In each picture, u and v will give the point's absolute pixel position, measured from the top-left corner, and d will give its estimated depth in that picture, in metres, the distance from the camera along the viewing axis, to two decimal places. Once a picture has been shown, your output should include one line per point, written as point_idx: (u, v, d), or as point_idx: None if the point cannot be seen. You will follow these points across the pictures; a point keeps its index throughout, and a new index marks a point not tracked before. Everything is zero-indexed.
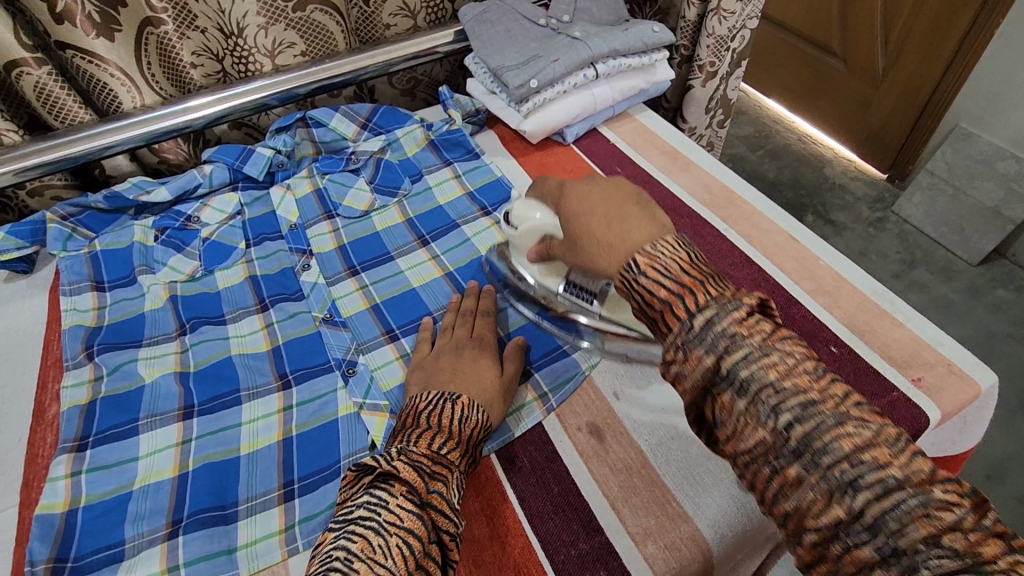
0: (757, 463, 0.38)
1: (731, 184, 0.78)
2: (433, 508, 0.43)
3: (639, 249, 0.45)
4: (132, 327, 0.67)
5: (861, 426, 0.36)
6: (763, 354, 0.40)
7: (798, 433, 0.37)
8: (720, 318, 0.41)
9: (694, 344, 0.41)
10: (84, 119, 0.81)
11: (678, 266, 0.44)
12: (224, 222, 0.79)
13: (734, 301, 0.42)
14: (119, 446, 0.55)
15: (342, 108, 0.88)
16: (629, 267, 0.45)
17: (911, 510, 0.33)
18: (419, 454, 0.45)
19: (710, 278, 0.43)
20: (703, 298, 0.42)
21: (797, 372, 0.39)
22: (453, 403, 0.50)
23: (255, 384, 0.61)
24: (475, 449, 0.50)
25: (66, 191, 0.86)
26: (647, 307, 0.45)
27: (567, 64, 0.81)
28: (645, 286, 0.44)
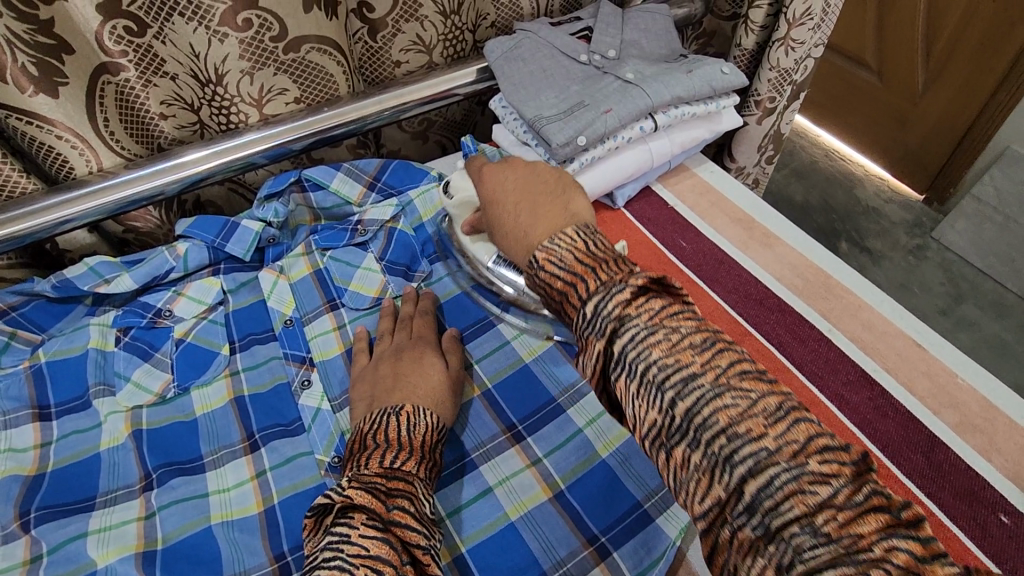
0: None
1: (825, 264, 0.64)
2: (398, 524, 0.40)
3: (539, 245, 0.43)
4: (83, 477, 0.52)
5: None
6: (793, 476, 0.30)
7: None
8: (688, 386, 0.34)
9: (679, 439, 0.34)
10: (28, 189, 0.66)
11: (572, 254, 0.41)
12: (202, 315, 0.64)
13: (619, 285, 0.37)
14: None
15: (345, 165, 0.73)
16: (531, 263, 0.43)
17: None
18: (371, 475, 0.42)
19: (604, 264, 0.40)
20: (593, 284, 0.38)
21: (834, 502, 0.29)
22: (398, 415, 0.47)
23: (244, 568, 0.47)
24: (433, 458, 0.48)
25: (10, 270, 0.71)
26: (548, 298, 0.42)
27: (621, 116, 0.66)
28: (546, 281, 0.41)
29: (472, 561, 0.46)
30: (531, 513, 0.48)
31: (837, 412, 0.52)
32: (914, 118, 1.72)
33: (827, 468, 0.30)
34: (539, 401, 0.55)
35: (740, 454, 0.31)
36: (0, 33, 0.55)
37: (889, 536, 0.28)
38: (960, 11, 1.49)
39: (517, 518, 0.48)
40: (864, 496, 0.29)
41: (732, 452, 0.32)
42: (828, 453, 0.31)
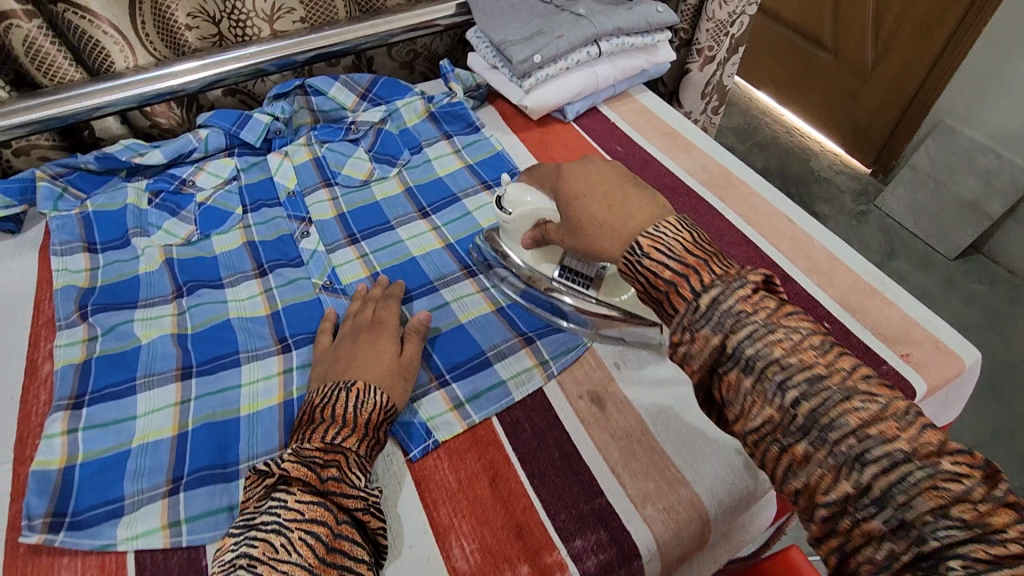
0: (764, 438, 0.39)
1: (729, 165, 0.79)
2: (334, 493, 0.44)
3: (643, 232, 0.46)
4: (126, 289, 0.66)
5: (866, 400, 0.37)
6: (770, 329, 0.39)
7: (870, 470, 0.35)
8: (725, 295, 0.41)
9: (704, 323, 0.41)
10: (74, 78, 0.79)
11: (681, 245, 0.44)
12: (220, 186, 0.78)
13: (738, 279, 0.41)
14: (117, 404, 0.55)
15: (341, 78, 0.87)
16: (632, 251, 0.46)
17: (919, 482, 0.33)
18: (312, 448, 0.46)
19: (715, 258, 0.43)
20: (707, 277, 0.42)
21: (884, 417, 0.36)
22: (348, 390, 0.50)
23: (255, 347, 0.60)
24: (380, 431, 0.51)
25: (53, 152, 0.84)
26: (650, 287, 0.45)
27: (571, 41, 0.81)
28: (649, 269, 0.44)
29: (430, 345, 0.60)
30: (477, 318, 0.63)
31: None
32: (864, 96, 1.89)
33: (794, 323, 0.40)
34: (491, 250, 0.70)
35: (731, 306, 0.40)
36: None
37: (934, 445, 0.35)
38: None
39: (467, 321, 0.63)
40: (907, 412, 0.36)
41: (733, 316, 0.40)
42: (845, 358, 0.39)
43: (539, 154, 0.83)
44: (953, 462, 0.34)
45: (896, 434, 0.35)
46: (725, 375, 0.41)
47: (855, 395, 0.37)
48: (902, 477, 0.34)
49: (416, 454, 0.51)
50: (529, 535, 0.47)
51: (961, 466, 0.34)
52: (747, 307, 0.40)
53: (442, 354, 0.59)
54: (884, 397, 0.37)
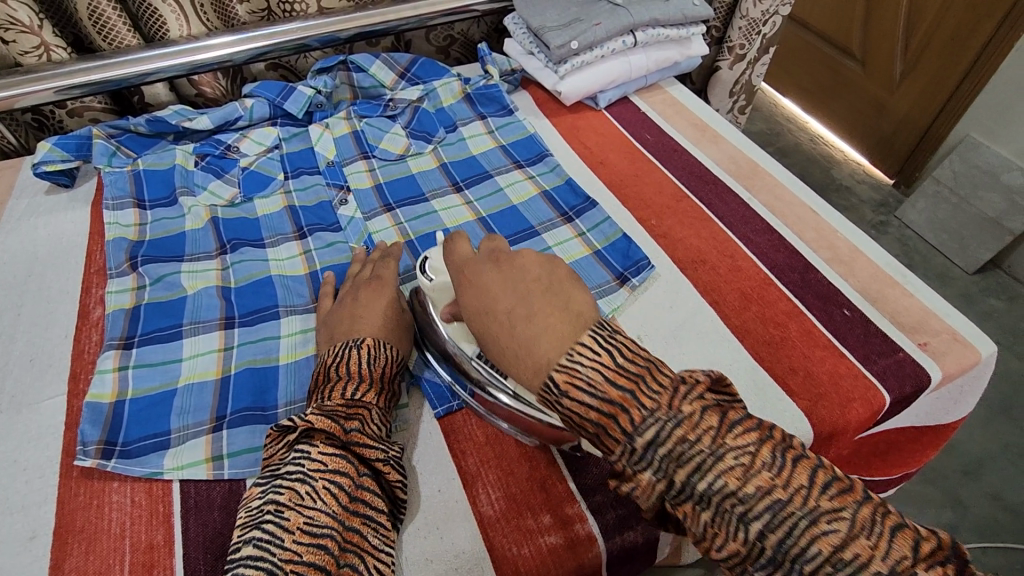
0: (736, 570, 0.36)
1: (756, 158, 0.81)
2: (356, 444, 0.45)
3: (556, 364, 0.40)
4: (173, 243, 0.69)
5: (738, 455, 0.36)
6: (718, 458, 0.36)
7: (773, 540, 0.34)
8: (664, 433, 0.37)
9: (645, 466, 0.37)
10: (131, 43, 0.82)
11: (602, 376, 0.38)
12: (262, 154, 0.81)
13: (674, 415, 0.37)
14: (164, 346, 0.58)
15: (382, 56, 0.90)
16: (546, 388, 0.40)
17: (803, 528, 0.34)
18: (333, 404, 0.47)
19: (641, 382, 0.38)
20: (640, 416, 0.37)
21: (757, 471, 0.35)
22: (359, 348, 0.52)
23: (293, 303, 0.63)
24: (392, 387, 0.53)
25: (104, 114, 0.88)
26: (576, 424, 0.40)
27: (608, 29, 0.83)
28: (572, 407, 0.39)
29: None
30: None
31: (743, 246, 0.69)
32: (891, 107, 1.88)
33: (742, 440, 0.36)
34: (522, 226, 0.72)
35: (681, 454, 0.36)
36: None
37: (805, 486, 0.35)
38: (938, 6, 1.64)
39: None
40: (774, 458, 0.36)
41: (670, 454, 0.36)
42: (738, 427, 0.37)
43: (570, 138, 0.85)
44: (829, 498, 0.34)
45: (773, 484, 0.35)
46: (679, 504, 0.37)
47: (820, 514, 0.34)
48: (788, 529, 0.34)
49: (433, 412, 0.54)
50: (550, 488, 0.49)
51: (836, 500, 0.34)
52: (688, 433, 0.37)
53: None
54: (752, 441, 0.37)
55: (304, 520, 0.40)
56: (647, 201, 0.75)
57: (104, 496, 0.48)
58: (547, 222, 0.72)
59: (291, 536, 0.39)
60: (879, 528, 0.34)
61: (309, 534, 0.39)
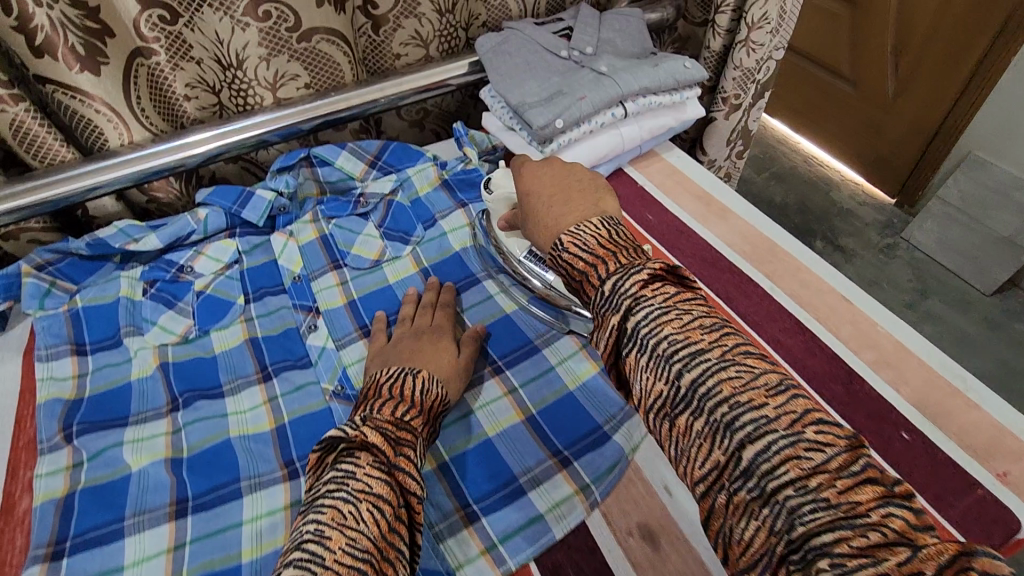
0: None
1: (772, 234, 0.73)
2: (400, 470, 0.42)
3: (565, 231, 0.49)
4: (115, 401, 0.60)
5: (813, 450, 0.34)
6: (789, 444, 0.34)
7: (807, 534, 0.31)
8: (623, 280, 0.42)
9: (612, 309, 0.42)
10: (66, 158, 0.74)
11: (595, 240, 0.47)
12: (220, 272, 0.72)
13: (637, 267, 0.43)
14: (100, 552, 0.49)
15: (349, 145, 0.81)
16: (555, 246, 0.49)
17: (848, 535, 0.31)
18: (383, 420, 0.46)
19: (623, 249, 0.46)
20: (613, 267, 0.44)
21: (752, 385, 0.37)
22: (412, 376, 0.52)
23: (258, 472, 0.54)
24: (434, 422, 0.51)
25: (45, 234, 0.79)
26: (568, 277, 0.48)
27: (594, 103, 0.75)
28: (567, 261, 0.47)
29: (454, 467, 0.53)
30: (505, 430, 0.56)
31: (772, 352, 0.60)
32: (887, 125, 1.82)
33: (746, 359, 0.39)
34: (517, 342, 0.63)
35: (740, 421, 0.36)
36: (55, 17, 0.64)
37: (795, 413, 0.35)
38: (926, 23, 1.59)
39: (494, 435, 0.55)
40: (777, 383, 0.37)
41: (733, 419, 0.36)
42: (744, 351, 0.40)
43: None
44: (815, 431, 0.34)
45: (831, 485, 0.32)
46: (675, 420, 0.39)
47: (884, 531, 0.30)
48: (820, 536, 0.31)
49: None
50: None
51: (825, 436, 0.34)
52: (759, 400, 0.36)
53: (468, 478, 0.52)
54: (759, 367, 0.38)
55: (346, 541, 0.35)
56: None
57: None
58: (546, 335, 0.64)
59: (332, 555, 0.34)
60: (859, 471, 0.33)
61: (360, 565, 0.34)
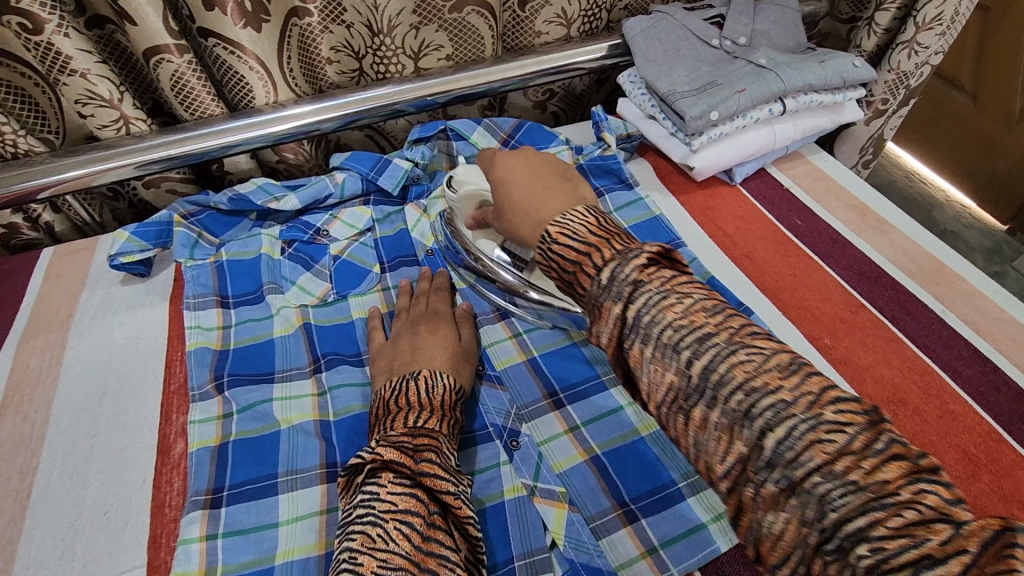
0: (738, 481, 0.37)
1: (939, 252, 0.67)
2: (426, 475, 0.43)
3: (551, 221, 0.47)
4: (257, 357, 0.60)
5: (751, 353, 0.38)
6: (730, 351, 0.38)
7: (772, 441, 0.35)
8: (624, 267, 0.42)
9: (636, 334, 0.41)
10: (214, 113, 0.74)
11: (586, 228, 0.45)
12: (354, 238, 0.72)
13: (634, 252, 0.42)
14: (255, 506, 0.50)
15: (484, 122, 0.79)
16: (542, 239, 0.47)
17: (803, 434, 0.34)
18: (398, 434, 0.46)
19: (615, 236, 0.45)
20: (608, 253, 0.43)
21: (767, 369, 0.37)
22: (415, 379, 0.51)
23: None
24: (455, 415, 0.51)
25: (182, 184, 0.81)
26: (561, 272, 0.46)
27: (754, 97, 0.71)
28: (558, 254, 0.45)
29: (609, 463, 0.51)
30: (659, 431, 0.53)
31: (948, 381, 0.56)
32: (1006, 145, 1.68)
33: (758, 344, 0.38)
34: None
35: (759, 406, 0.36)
36: None
37: (813, 394, 0.35)
38: None
39: (646, 437, 0.52)
40: (789, 364, 0.37)
41: (748, 379, 0.37)
42: (755, 335, 0.39)
43: (702, 220, 0.73)
44: (833, 411, 0.34)
45: (778, 384, 0.36)
46: (694, 411, 0.39)
47: (821, 424, 0.34)
48: (788, 431, 0.35)
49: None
50: None
51: (843, 416, 0.34)
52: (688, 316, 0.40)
53: (625, 476, 0.50)
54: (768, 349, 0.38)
55: (378, 564, 0.37)
56: (815, 313, 0.62)
57: None
58: None
59: None
60: (795, 368, 0.37)
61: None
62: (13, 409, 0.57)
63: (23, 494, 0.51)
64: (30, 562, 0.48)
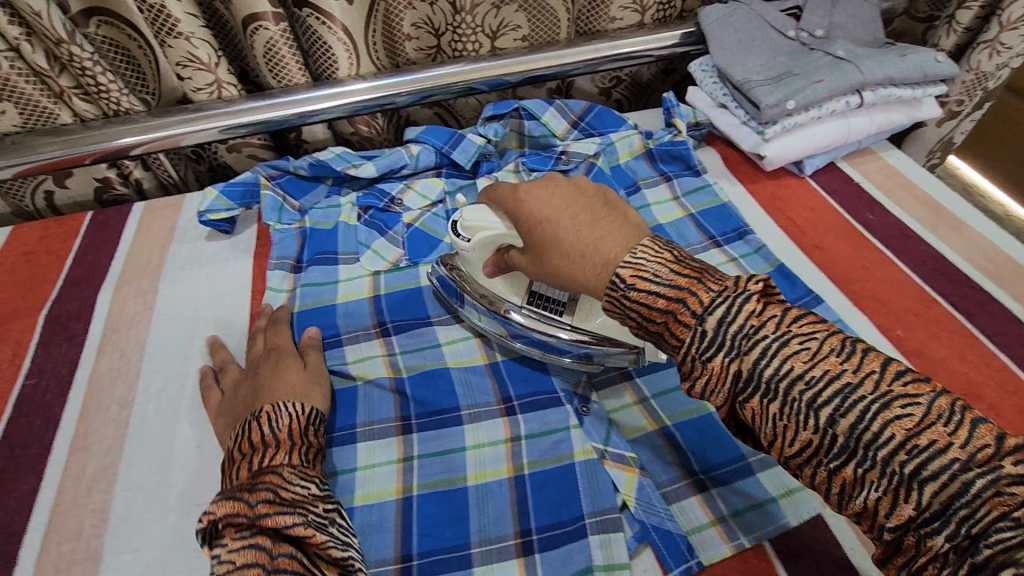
0: (901, 533, 0.33)
1: (1017, 253, 0.66)
2: (265, 517, 0.39)
3: (621, 262, 0.42)
4: (328, 316, 0.62)
5: (908, 404, 0.33)
6: (884, 405, 0.33)
7: (940, 498, 0.31)
8: (827, 339, 0.36)
9: (716, 350, 0.37)
10: (299, 82, 0.78)
11: (666, 267, 0.40)
12: (426, 209, 0.74)
13: (741, 292, 0.37)
14: (341, 450, 0.52)
15: (555, 103, 0.81)
16: (614, 283, 0.42)
17: (981, 491, 0.30)
18: (239, 481, 0.42)
19: (705, 271, 0.40)
20: (707, 296, 0.38)
21: (824, 356, 0.35)
22: (257, 418, 0.48)
23: (476, 403, 0.55)
24: (311, 443, 0.48)
25: (261, 150, 0.84)
26: (642, 320, 0.41)
27: (832, 87, 0.70)
28: (639, 300, 0.40)
29: (679, 434, 0.52)
30: None
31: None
32: None
33: (809, 329, 0.36)
34: None
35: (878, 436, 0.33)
36: None
37: (876, 372, 0.34)
38: None
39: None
40: (842, 346, 0.35)
41: (910, 465, 0.32)
42: (905, 375, 0.34)
43: (771, 210, 0.73)
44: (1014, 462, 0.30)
45: (949, 441, 0.31)
46: (838, 470, 0.34)
47: (1002, 478, 0.30)
48: (964, 488, 0.31)
49: (628, 550, 0.46)
50: None
51: (911, 386, 0.33)
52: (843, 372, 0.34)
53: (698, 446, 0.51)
54: (923, 393, 0.33)
55: None
56: (886, 305, 0.62)
57: None
58: None
59: None
60: (959, 417, 0.32)
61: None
62: (111, 346, 0.61)
63: (121, 422, 0.55)
64: (129, 484, 0.51)
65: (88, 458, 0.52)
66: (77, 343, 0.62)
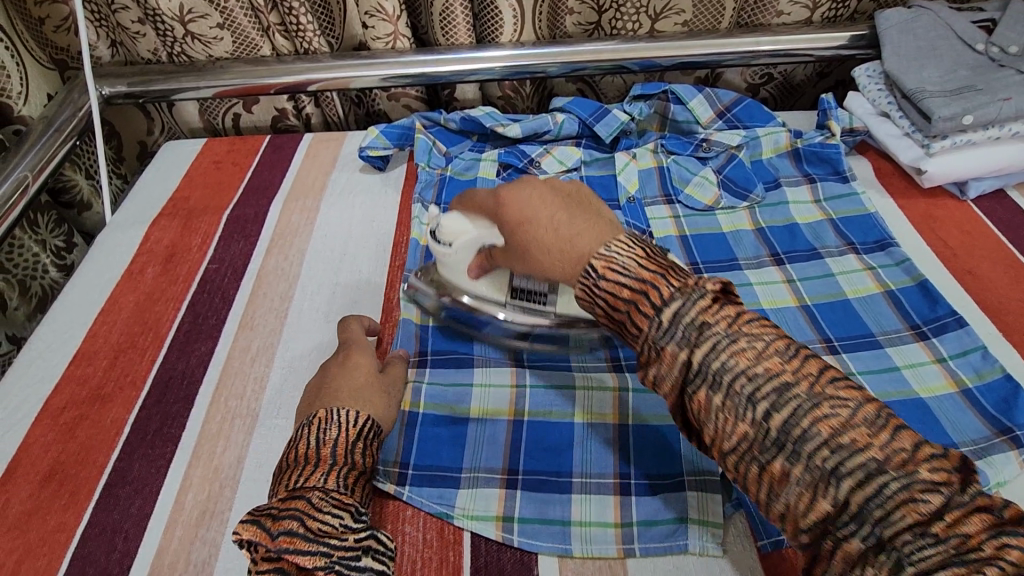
0: (744, 458, 0.35)
1: None
2: (289, 550, 0.37)
3: (595, 254, 0.42)
4: None
5: (752, 340, 0.36)
6: (733, 340, 0.36)
7: (777, 421, 0.34)
8: (687, 306, 0.38)
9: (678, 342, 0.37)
10: (463, 41, 0.83)
11: (635, 262, 0.40)
12: (562, 173, 0.77)
13: (698, 290, 0.38)
14: (456, 371, 0.57)
15: (704, 91, 0.81)
16: (585, 275, 0.42)
17: (808, 411, 0.34)
18: (274, 501, 0.40)
19: (673, 268, 0.40)
20: (667, 290, 0.38)
21: (769, 355, 0.36)
22: (308, 426, 0.46)
23: (584, 361, 0.58)
24: (365, 462, 0.46)
25: (415, 102, 0.91)
26: (611, 311, 0.41)
27: (1019, 107, 0.67)
28: (608, 290, 0.41)
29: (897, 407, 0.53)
30: (941, 397, 0.53)
31: None
32: None
33: (691, 278, 0.40)
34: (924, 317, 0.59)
35: (762, 392, 0.35)
36: None
37: (812, 374, 0.35)
38: None
39: (926, 397, 0.54)
40: (788, 349, 0.36)
41: (755, 391, 0.35)
42: (756, 321, 0.38)
43: (922, 228, 0.69)
44: (835, 392, 0.34)
45: (782, 368, 0.35)
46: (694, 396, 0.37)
47: (825, 401, 0.34)
48: (793, 411, 0.34)
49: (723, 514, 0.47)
50: None
51: (843, 392, 0.34)
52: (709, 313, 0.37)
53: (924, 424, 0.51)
54: (768, 333, 0.37)
55: None
56: None
57: (398, 524, 0.48)
58: (911, 325, 0.59)
59: None
60: (795, 351, 0.36)
61: (722, 446, 0.36)
62: (277, 248, 0.70)
63: (282, 312, 0.63)
64: (285, 363, 0.59)
65: (253, 335, 0.61)
66: (251, 242, 0.71)
